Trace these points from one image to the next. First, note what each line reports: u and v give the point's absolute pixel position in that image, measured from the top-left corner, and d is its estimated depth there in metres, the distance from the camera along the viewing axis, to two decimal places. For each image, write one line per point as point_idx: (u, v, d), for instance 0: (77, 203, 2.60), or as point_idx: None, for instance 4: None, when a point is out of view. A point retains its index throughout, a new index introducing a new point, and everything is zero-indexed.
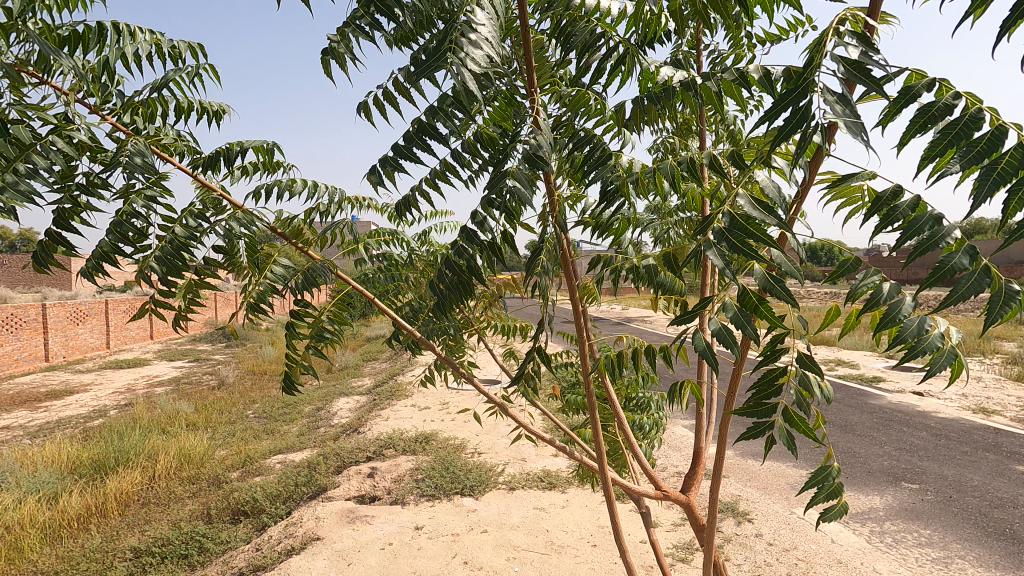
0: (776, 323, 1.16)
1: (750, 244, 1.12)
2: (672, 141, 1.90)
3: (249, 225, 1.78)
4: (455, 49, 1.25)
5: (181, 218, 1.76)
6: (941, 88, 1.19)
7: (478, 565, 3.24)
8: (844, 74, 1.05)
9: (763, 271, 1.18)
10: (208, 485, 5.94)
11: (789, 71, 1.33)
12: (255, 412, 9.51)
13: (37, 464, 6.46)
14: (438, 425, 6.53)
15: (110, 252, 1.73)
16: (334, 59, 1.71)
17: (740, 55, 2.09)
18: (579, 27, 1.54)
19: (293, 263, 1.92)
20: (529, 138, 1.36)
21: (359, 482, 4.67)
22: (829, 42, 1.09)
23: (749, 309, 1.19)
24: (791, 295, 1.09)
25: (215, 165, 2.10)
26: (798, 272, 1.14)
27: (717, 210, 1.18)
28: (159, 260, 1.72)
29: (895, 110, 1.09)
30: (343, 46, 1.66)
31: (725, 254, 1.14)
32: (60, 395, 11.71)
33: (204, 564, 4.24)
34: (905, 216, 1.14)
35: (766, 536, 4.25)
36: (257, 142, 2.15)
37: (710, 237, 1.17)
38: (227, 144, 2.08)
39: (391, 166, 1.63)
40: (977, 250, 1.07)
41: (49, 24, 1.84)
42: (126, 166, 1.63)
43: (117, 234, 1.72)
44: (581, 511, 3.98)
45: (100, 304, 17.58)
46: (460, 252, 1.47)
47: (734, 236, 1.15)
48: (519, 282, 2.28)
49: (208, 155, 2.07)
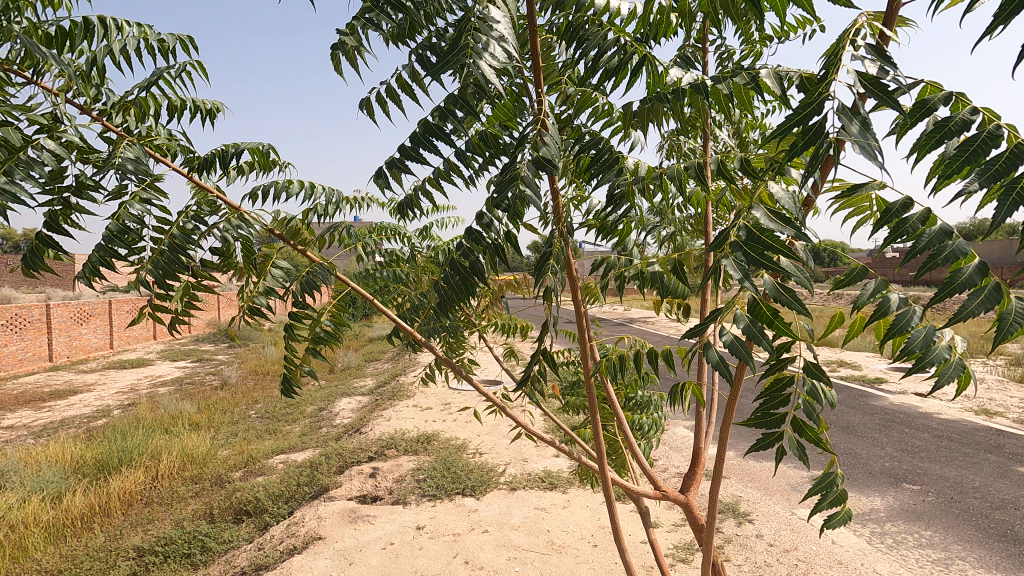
0: (785, 333, 1.16)
1: (763, 256, 1.13)
2: (680, 142, 1.92)
3: (248, 228, 1.80)
4: (468, 49, 1.25)
5: (177, 221, 1.78)
6: (958, 101, 1.18)
7: (478, 565, 3.25)
8: (862, 88, 1.05)
9: (772, 281, 1.18)
10: (211, 485, 5.97)
11: (801, 76, 1.33)
12: (258, 412, 9.55)
13: (41, 464, 6.50)
14: (440, 425, 6.55)
15: (107, 257, 1.75)
16: (343, 54, 1.72)
17: (750, 52, 2.09)
18: (588, 28, 1.55)
19: (293, 265, 1.95)
20: (537, 140, 1.37)
21: (361, 482, 4.69)
22: (845, 54, 1.10)
23: (761, 321, 1.18)
24: (801, 304, 1.09)
25: (211, 166, 2.11)
26: (807, 283, 1.14)
27: (728, 222, 1.19)
28: (159, 267, 1.74)
29: (910, 122, 1.08)
30: (351, 40, 1.67)
31: (741, 265, 1.15)
32: (64, 394, 11.76)
33: (207, 564, 4.25)
34: (914, 228, 1.14)
35: (766, 537, 4.25)
36: (252, 143, 2.16)
37: (724, 249, 1.18)
38: (223, 145, 2.09)
39: (396, 165, 1.64)
40: (988, 267, 1.07)
41: (36, 24, 1.84)
42: (119, 167, 1.64)
43: (112, 238, 1.74)
44: (581, 511, 3.99)
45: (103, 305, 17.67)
46: (465, 252, 1.49)
47: (749, 247, 1.15)
48: (522, 281, 2.28)
49: (205, 157, 2.09)
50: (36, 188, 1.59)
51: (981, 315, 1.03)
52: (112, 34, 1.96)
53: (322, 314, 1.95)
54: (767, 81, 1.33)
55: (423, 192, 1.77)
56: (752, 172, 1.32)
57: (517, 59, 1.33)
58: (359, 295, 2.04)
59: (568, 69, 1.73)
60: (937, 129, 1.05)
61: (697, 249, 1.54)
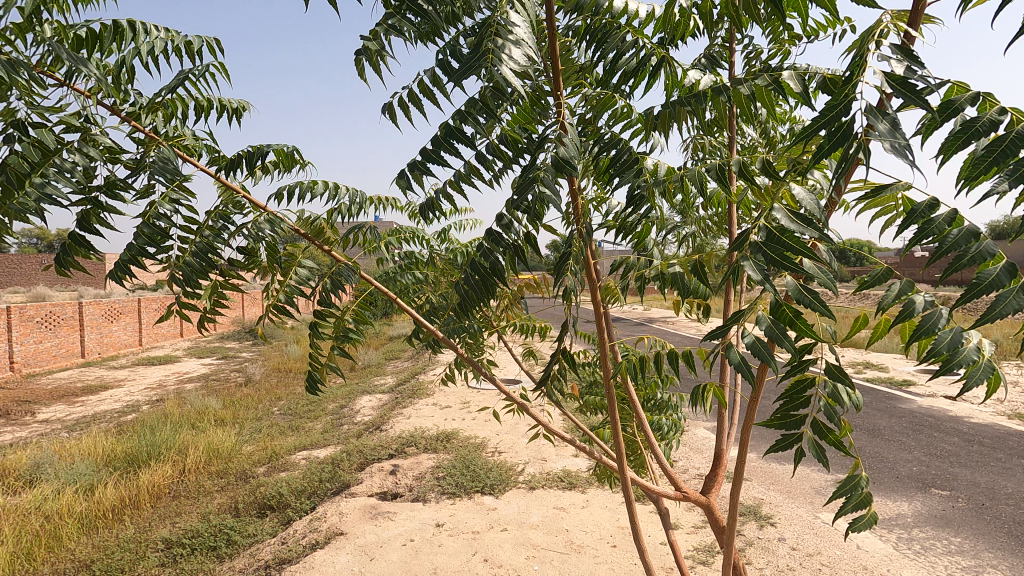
0: (808, 334, 1.15)
1: (786, 256, 1.12)
2: (702, 142, 1.91)
3: (274, 228, 1.84)
4: (488, 53, 1.26)
5: (206, 221, 1.83)
6: (984, 101, 1.15)
7: (498, 563, 3.26)
8: (888, 89, 1.03)
9: (795, 282, 1.17)
10: (235, 480, 6.09)
11: (825, 78, 1.31)
12: (281, 408, 9.72)
13: (75, 456, 6.73)
14: (459, 423, 6.59)
15: (137, 255, 1.80)
16: (366, 59, 1.75)
17: (776, 51, 2.06)
18: (608, 31, 1.55)
19: (317, 264, 1.99)
20: (557, 142, 1.37)
21: (381, 479, 4.74)
22: (870, 54, 1.08)
23: (783, 322, 1.17)
24: (823, 305, 1.08)
25: (238, 166, 2.16)
26: (831, 284, 1.12)
27: (750, 224, 1.18)
28: (186, 266, 1.79)
29: (935, 123, 1.06)
30: (374, 45, 1.69)
31: (762, 266, 1.14)
32: (95, 390, 12.12)
33: (232, 556, 4.35)
34: (941, 229, 1.12)
35: (789, 540, 4.20)
36: (278, 144, 2.20)
37: (745, 250, 1.17)
38: (249, 146, 2.13)
39: (418, 168, 1.66)
40: (1017, 267, 1.04)
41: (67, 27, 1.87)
42: (148, 168, 1.70)
43: (144, 237, 1.79)
44: (600, 511, 3.98)
45: (132, 303, 18.16)
46: (485, 253, 1.50)
47: (771, 248, 1.14)
48: (541, 283, 2.28)
49: (232, 157, 2.14)
50: (68, 189, 1.63)
51: (1009, 316, 1.00)
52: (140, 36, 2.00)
53: (346, 313, 1.98)
54: (791, 83, 1.32)
55: (445, 194, 1.79)
56: (775, 173, 1.31)
57: (536, 63, 1.34)
58: (381, 294, 2.07)
59: (588, 71, 1.73)
60: (963, 130, 1.03)
61: (719, 249, 1.53)
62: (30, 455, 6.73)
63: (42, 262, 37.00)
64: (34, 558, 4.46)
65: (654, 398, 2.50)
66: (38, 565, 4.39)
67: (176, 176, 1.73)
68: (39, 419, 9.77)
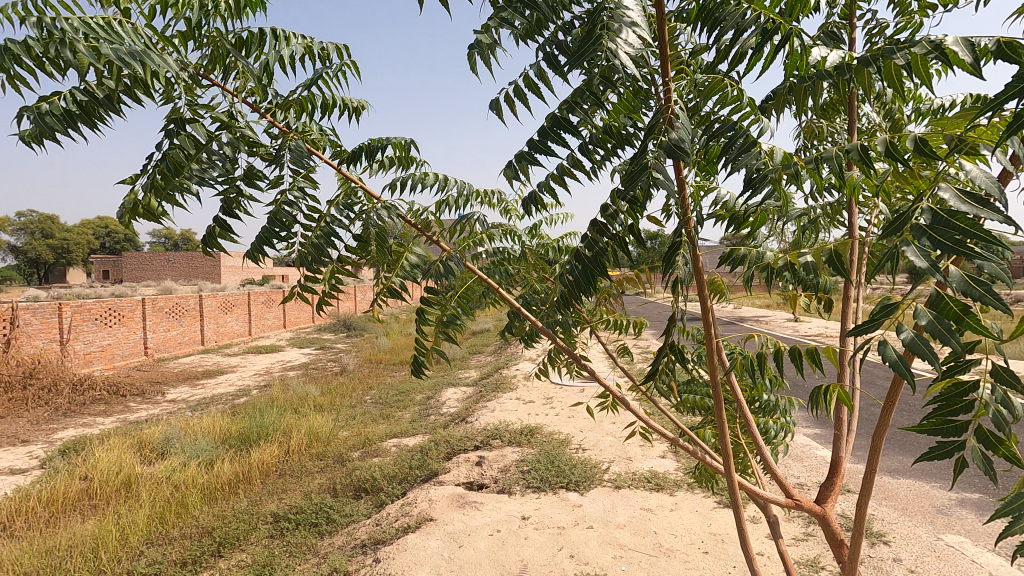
0: (980, 331, 1.04)
1: (957, 242, 1.00)
2: (819, 126, 1.76)
3: (388, 215, 1.91)
4: (603, 38, 1.24)
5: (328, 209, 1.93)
6: None
7: (584, 560, 3.25)
8: None
9: (961, 274, 1.06)
10: (333, 462, 6.52)
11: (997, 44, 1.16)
12: (373, 397, 10.26)
13: (198, 433, 7.50)
14: (542, 419, 6.63)
15: (268, 239, 1.94)
16: (479, 55, 1.79)
17: (907, 25, 1.86)
18: (723, 12, 1.47)
19: (425, 254, 2.05)
20: (669, 128, 1.33)
21: (468, 469, 4.87)
22: None
23: (947, 319, 1.08)
24: (1003, 303, 0.96)
25: (358, 160, 2.27)
26: (1008, 277, 1.00)
27: (913, 207, 1.08)
28: (308, 253, 1.91)
29: None
30: (487, 40, 1.73)
31: (926, 253, 1.04)
32: (214, 374, 13.42)
33: (331, 533, 4.65)
34: None
35: (904, 561, 3.83)
36: (395, 138, 2.29)
37: (908, 236, 1.07)
38: (369, 140, 2.24)
39: (525, 161, 1.68)
40: None
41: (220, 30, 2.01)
42: (284, 159, 1.83)
43: (274, 223, 1.92)
44: (691, 516, 3.84)
45: (243, 296, 19.89)
46: (590, 243, 1.50)
47: (937, 232, 1.03)
48: (641, 278, 2.20)
49: (352, 151, 2.25)
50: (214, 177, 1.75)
51: None
52: (281, 40, 2.12)
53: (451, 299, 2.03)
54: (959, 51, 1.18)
55: (548, 186, 1.80)
56: (936, 153, 1.21)
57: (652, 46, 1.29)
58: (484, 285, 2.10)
59: (696, 55, 1.66)
60: None
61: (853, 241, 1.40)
62: (162, 431, 7.58)
63: (168, 259, 41.44)
64: (167, 522, 5.04)
65: (760, 400, 2.37)
66: (170, 529, 4.95)
67: (307, 165, 1.86)
68: (168, 399, 10.98)
